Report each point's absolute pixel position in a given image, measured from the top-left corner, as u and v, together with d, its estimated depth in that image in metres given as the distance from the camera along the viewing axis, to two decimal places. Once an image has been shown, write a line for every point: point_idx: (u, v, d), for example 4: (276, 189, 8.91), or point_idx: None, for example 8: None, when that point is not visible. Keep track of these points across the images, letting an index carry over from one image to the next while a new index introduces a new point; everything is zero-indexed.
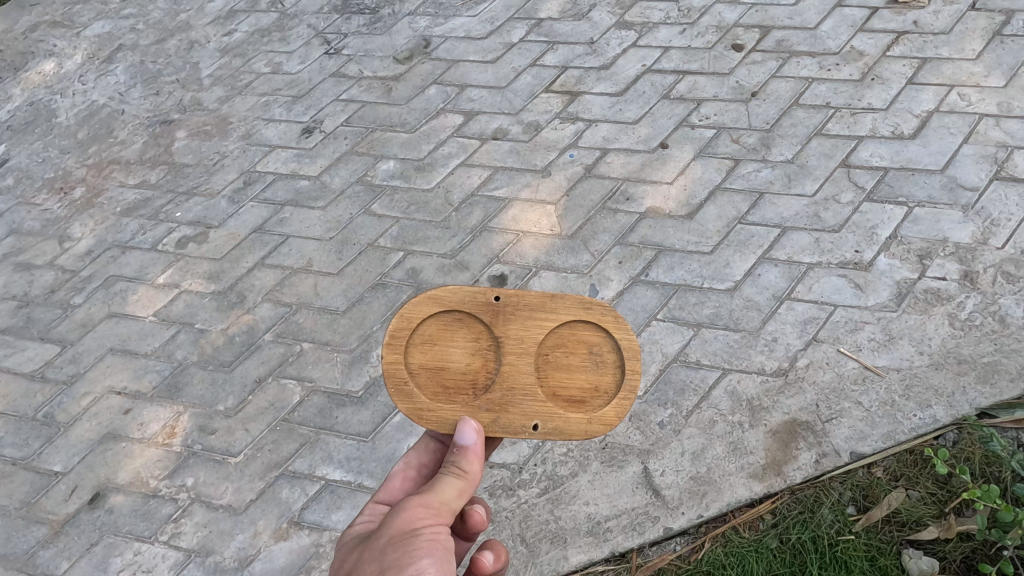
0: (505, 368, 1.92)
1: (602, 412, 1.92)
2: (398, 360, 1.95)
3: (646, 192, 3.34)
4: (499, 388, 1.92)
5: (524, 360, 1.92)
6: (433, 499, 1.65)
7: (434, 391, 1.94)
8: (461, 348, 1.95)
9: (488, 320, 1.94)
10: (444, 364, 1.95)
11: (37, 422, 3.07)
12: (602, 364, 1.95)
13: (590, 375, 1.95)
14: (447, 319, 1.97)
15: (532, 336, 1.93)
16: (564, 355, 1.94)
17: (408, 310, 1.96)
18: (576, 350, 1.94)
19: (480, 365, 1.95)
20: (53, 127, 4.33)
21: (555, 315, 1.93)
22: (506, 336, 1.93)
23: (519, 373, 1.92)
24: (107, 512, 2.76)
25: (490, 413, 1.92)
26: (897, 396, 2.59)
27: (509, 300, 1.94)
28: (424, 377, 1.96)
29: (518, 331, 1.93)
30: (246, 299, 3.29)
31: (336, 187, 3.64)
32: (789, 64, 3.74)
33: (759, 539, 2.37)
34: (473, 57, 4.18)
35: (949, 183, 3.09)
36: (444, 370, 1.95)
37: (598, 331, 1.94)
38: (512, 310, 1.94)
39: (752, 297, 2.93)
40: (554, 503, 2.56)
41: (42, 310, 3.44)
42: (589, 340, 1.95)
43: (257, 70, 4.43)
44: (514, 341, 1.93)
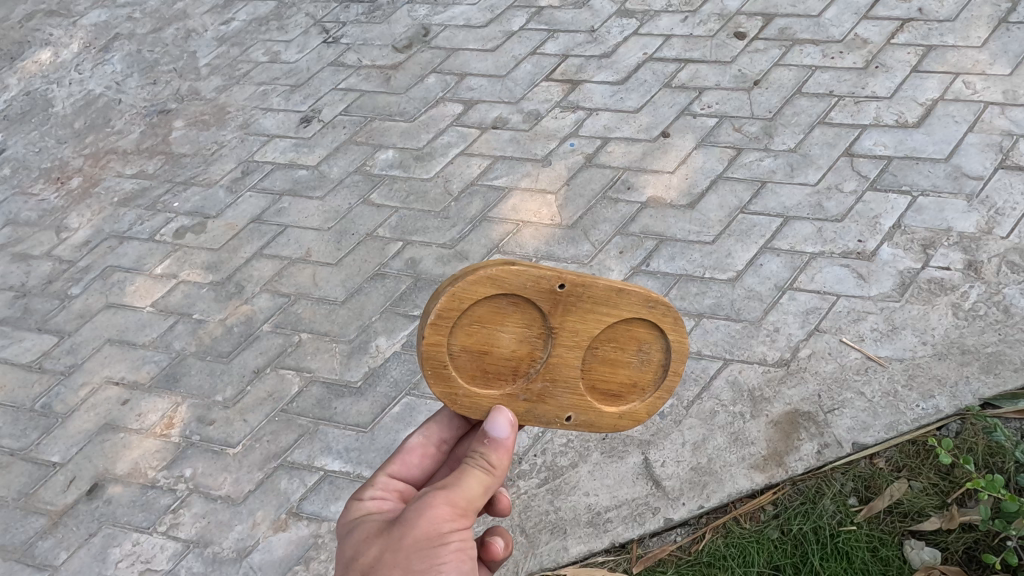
0: (554, 359, 1.62)
1: (634, 408, 1.75)
2: (439, 342, 1.55)
3: (647, 181, 3.31)
4: (541, 378, 1.64)
5: (576, 355, 1.63)
6: (462, 501, 1.52)
7: (474, 377, 1.62)
8: (513, 334, 1.58)
9: (553, 306, 1.56)
10: (489, 347, 1.59)
11: (35, 413, 3.06)
12: (653, 365, 1.71)
13: (632, 371, 1.71)
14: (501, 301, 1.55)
15: (592, 330, 1.61)
16: (612, 349, 1.66)
17: (459, 288, 1.50)
18: (625, 344, 1.67)
19: (528, 353, 1.61)
20: (50, 117, 4.29)
21: (620, 307, 1.60)
22: (562, 324, 1.59)
23: (566, 366, 1.64)
24: (106, 503, 2.75)
25: (525, 405, 1.66)
26: (900, 386, 2.57)
27: (581, 286, 1.56)
28: (464, 360, 1.59)
29: (579, 324, 1.60)
30: (245, 290, 3.27)
31: (335, 177, 3.62)
32: (793, 52, 3.70)
33: (760, 530, 2.36)
34: (473, 45, 4.13)
35: (954, 172, 3.05)
36: (489, 355, 1.60)
37: (655, 330, 1.66)
38: (577, 297, 1.56)
39: (753, 288, 2.91)
40: (554, 494, 2.55)
41: (40, 300, 3.43)
42: (642, 337, 1.67)
43: (255, 59, 4.39)
44: (573, 332, 1.61)
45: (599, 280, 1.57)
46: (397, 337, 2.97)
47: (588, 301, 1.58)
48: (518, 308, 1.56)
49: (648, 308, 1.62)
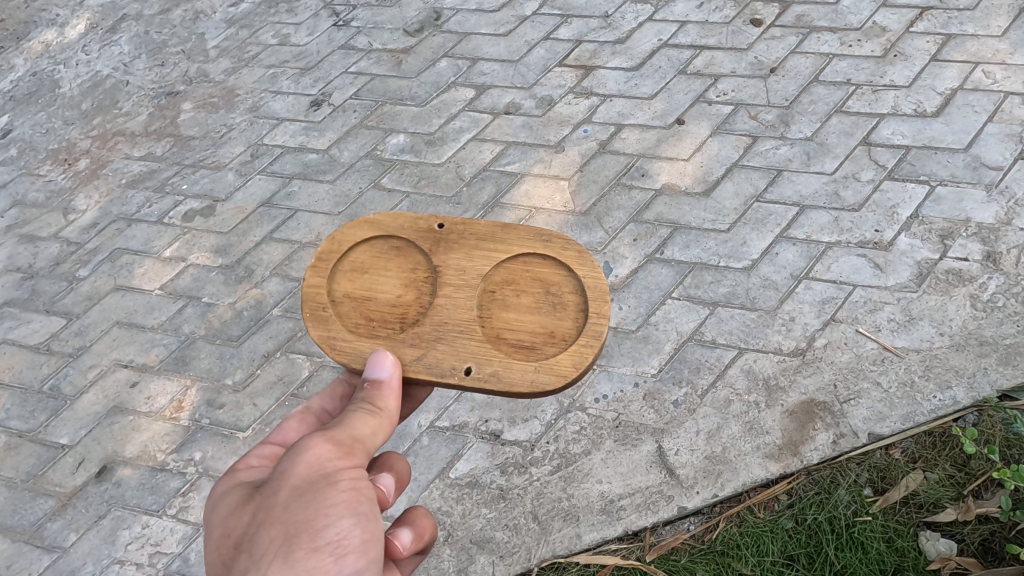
0: (442, 300, 1.79)
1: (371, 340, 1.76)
2: (320, 284, 1.85)
3: (661, 168, 3.28)
4: (430, 324, 1.76)
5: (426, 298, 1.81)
6: (347, 438, 1.54)
7: (364, 254, 1.91)
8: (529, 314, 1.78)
9: (475, 348, 1.72)
10: (373, 295, 1.84)
11: (43, 395, 3.04)
12: (539, 252, 1.83)
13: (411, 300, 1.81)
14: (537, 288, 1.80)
15: (477, 268, 1.83)
16: (496, 297, 1.80)
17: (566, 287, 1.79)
18: (529, 292, 1.80)
19: (413, 298, 1.82)
20: (56, 98, 4.24)
21: (544, 343, 1.73)
22: (474, 335, 1.75)
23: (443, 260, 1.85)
24: (115, 485, 2.74)
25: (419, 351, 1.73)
26: (917, 376, 2.55)
27: (522, 357, 1.72)
28: (346, 308, 1.83)
29: (489, 330, 1.76)
30: (254, 274, 3.25)
31: (345, 161, 3.58)
32: (810, 39, 3.65)
33: (774, 519, 2.35)
34: (485, 29, 4.08)
35: (973, 162, 3.02)
36: (398, 301, 1.82)
37: (556, 269, 1.83)
38: (518, 371, 1.70)
39: (769, 276, 2.88)
40: (567, 481, 2.53)
41: (47, 282, 3.40)
42: (532, 299, 1.80)
43: (264, 42, 4.34)
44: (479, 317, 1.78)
45: (574, 377, 1.67)
46: None
47: (469, 241, 1.87)
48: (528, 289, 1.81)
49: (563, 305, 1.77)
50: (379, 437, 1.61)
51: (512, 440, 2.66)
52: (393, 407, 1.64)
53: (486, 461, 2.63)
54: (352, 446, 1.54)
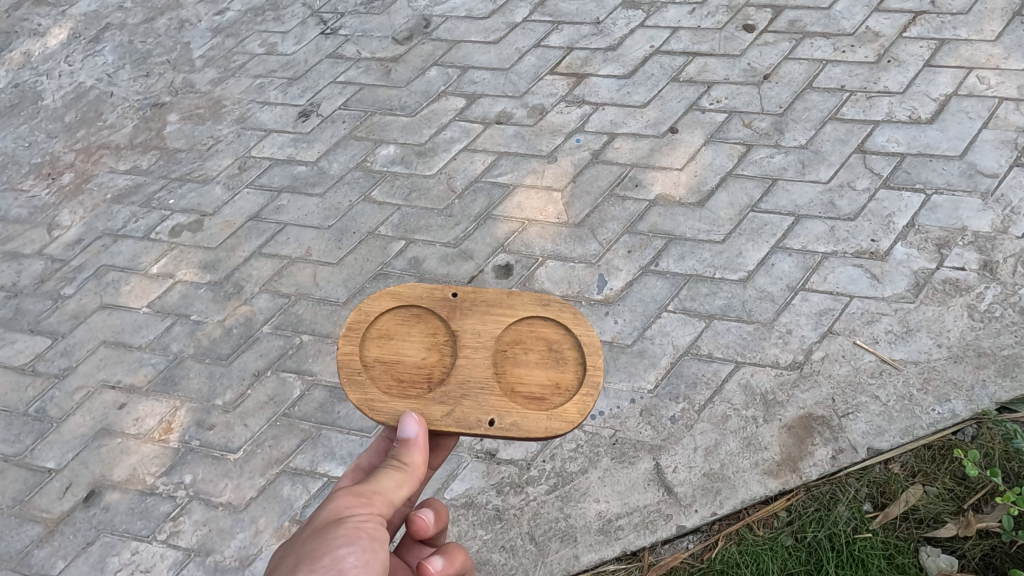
0: (462, 360, 1.84)
1: (388, 393, 1.83)
2: (352, 352, 1.88)
3: (655, 178, 3.24)
4: (455, 381, 1.82)
5: (433, 351, 1.88)
6: (366, 489, 1.60)
7: (388, 323, 1.93)
8: (547, 360, 1.86)
9: (495, 402, 1.79)
10: (400, 358, 1.88)
11: (28, 417, 2.98)
12: (541, 314, 1.89)
13: (427, 360, 1.87)
14: (547, 340, 1.88)
15: (490, 332, 1.87)
16: (522, 353, 1.87)
17: (577, 336, 1.87)
18: (534, 348, 1.87)
19: (437, 360, 1.87)
20: (39, 110, 4.16)
21: (549, 390, 1.82)
22: (490, 386, 1.81)
23: (459, 320, 1.89)
24: (103, 510, 2.69)
25: (443, 407, 1.80)
26: (915, 390, 2.54)
27: (535, 409, 1.79)
28: (378, 371, 1.87)
29: (506, 385, 1.82)
30: (244, 290, 3.19)
31: (335, 173, 3.53)
32: (803, 45, 3.61)
33: (774, 537, 2.34)
34: (475, 37, 4.03)
35: (968, 169, 2.99)
36: (424, 361, 1.87)
37: (557, 327, 1.89)
38: (535, 423, 1.78)
39: (765, 288, 2.85)
40: (564, 500, 2.50)
41: (32, 301, 3.33)
42: (543, 342, 1.88)
43: (251, 51, 4.27)
44: (491, 367, 1.83)
45: (580, 420, 1.78)
46: None
47: (481, 306, 1.91)
48: (541, 341, 1.88)
49: (569, 352, 1.87)
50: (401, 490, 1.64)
51: (508, 459, 2.62)
52: (419, 464, 1.71)
53: (482, 481, 2.58)
54: (370, 496, 1.59)
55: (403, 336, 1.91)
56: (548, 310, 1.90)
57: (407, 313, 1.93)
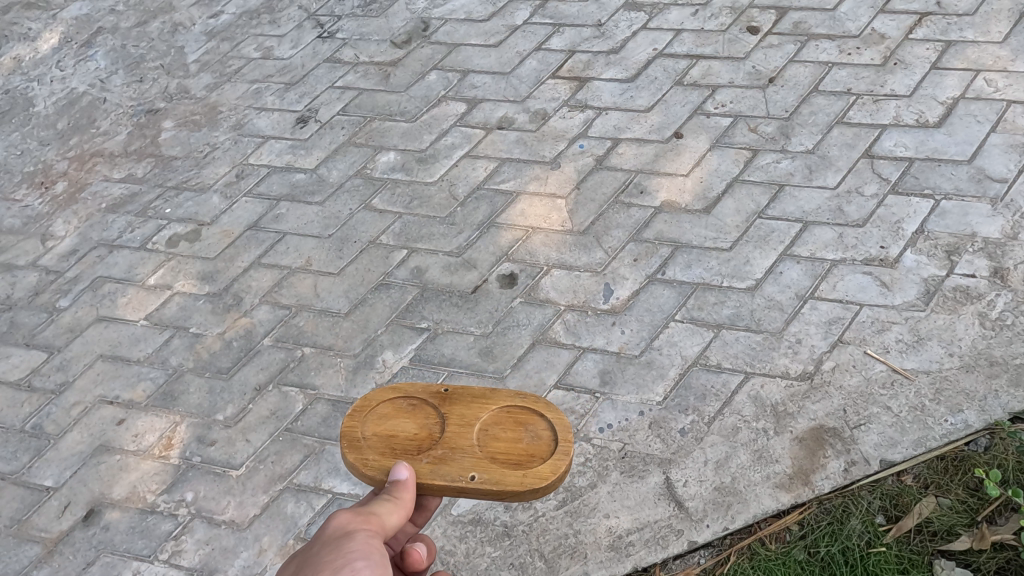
0: (449, 433, 1.79)
1: (376, 460, 1.77)
2: (348, 425, 1.84)
3: (660, 185, 3.20)
4: (440, 448, 1.77)
5: (422, 425, 1.83)
6: (366, 509, 1.64)
7: (386, 407, 1.89)
8: (525, 436, 1.80)
9: (476, 461, 1.75)
10: (391, 432, 1.83)
11: (25, 434, 2.92)
12: (522, 398, 1.86)
13: (415, 433, 1.82)
14: (526, 417, 1.83)
15: (475, 412, 1.84)
16: (502, 428, 1.81)
17: (552, 416, 1.82)
18: (514, 426, 1.81)
19: (424, 432, 1.82)
20: (31, 117, 4.08)
21: (528, 458, 1.76)
22: (474, 456, 1.76)
23: (448, 402, 1.86)
24: (103, 530, 2.64)
25: (429, 467, 1.74)
26: (927, 400, 2.51)
27: (515, 475, 1.72)
28: (370, 442, 1.82)
29: (487, 451, 1.77)
30: (243, 301, 3.14)
31: (334, 181, 3.47)
32: (808, 47, 3.57)
33: (786, 552, 2.31)
34: (475, 40, 3.97)
35: (977, 174, 2.96)
36: (415, 434, 1.82)
37: (536, 411, 1.85)
38: (513, 484, 1.71)
39: (774, 296, 2.81)
40: (573, 516, 2.46)
41: (26, 314, 3.26)
42: (523, 420, 1.83)
43: (247, 55, 4.20)
44: (474, 441, 1.78)
45: (555, 482, 1.71)
46: (404, 351, 2.88)
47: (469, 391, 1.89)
48: (519, 419, 1.83)
49: (545, 429, 1.81)
50: (397, 515, 1.65)
51: None
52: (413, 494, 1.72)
53: (489, 496, 2.54)
54: (371, 515, 1.63)
55: (399, 413, 1.87)
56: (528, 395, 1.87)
57: (403, 394, 1.90)
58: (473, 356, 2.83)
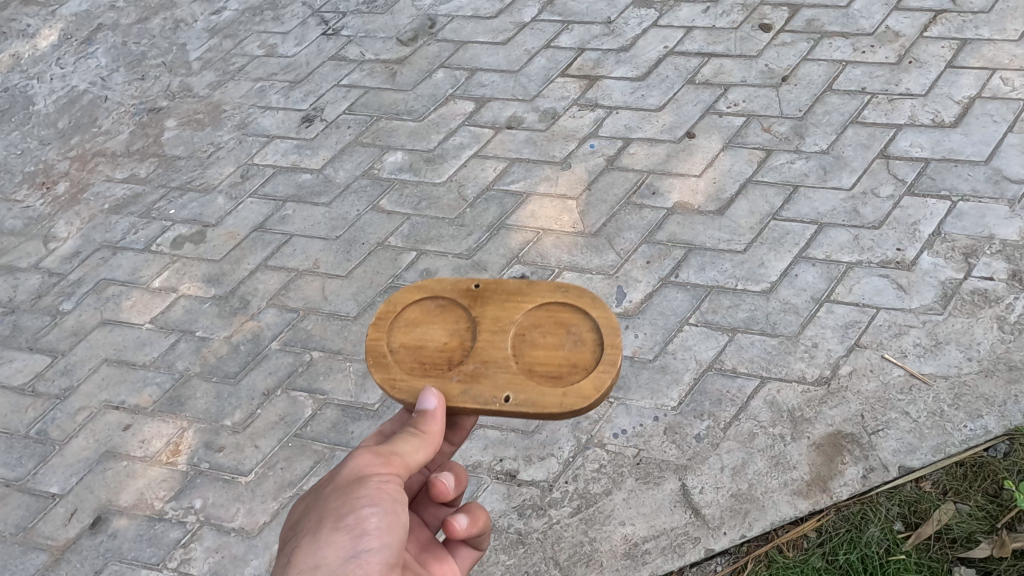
0: (482, 344, 1.72)
1: (409, 376, 1.72)
2: (377, 337, 1.79)
3: (672, 185, 3.15)
4: (472, 361, 1.71)
5: (454, 337, 1.76)
6: (387, 450, 1.60)
7: (415, 311, 1.83)
8: (564, 343, 1.71)
9: (511, 376, 1.67)
10: (422, 343, 1.77)
11: (29, 440, 2.88)
12: (560, 297, 1.76)
13: (448, 344, 1.75)
14: (565, 322, 1.74)
15: (509, 316, 1.76)
16: (540, 334, 1.73)
17: (595, 317, 1.72)
18: (552, 330, 1.73)
19: (457, 342, 1.75)
20: (30, 116, 4.01)
21: (568, 367, 1.68)
22: (509, 367, 1.69)
23: (478, 304, 1.78)
24: (110, 538, 2.60)
25: (461, 386, 1.68)
26: (946, 405, 2.48)
27: (553, 387, 1.65)
28: (401, 355, 1.76)
29: (523, 364, 1.69)
30: (250, 305, 3.09)
31: (341, 181, 3.42)
32: (821, 45, 3.52)
33: (805, 559, 2.28)
34: (483, 38, 3.91)
35: (994, 175, 2.92)
36: (444, 347, 1.75)
37: (576, 311, 1.75)
38: (551, 403, 1.64)
39: (789, 300, 2.78)
40: (588, 523, 2.43)
41: (29, 317, 3.22)
42: (562, 323, 1.74)
43: (250, 53, 4.14)
44: (509, 350, 1.71)
45: (598, 399, 1.63)
46: None
47: (502, 291, 1.80)
48: (557, 323, 1.74)
49: (586, 334, 1.71)
50: (420, 454, 1.61)
51: (528, 480, 2.53)
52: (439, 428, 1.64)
53: (503, 503, 2.50)
54: (391, 457, 1.59)
55: (426, 322, 1.80)
56: (567, 292, 1.76)
57: (430, 299, 1.83)
58: None
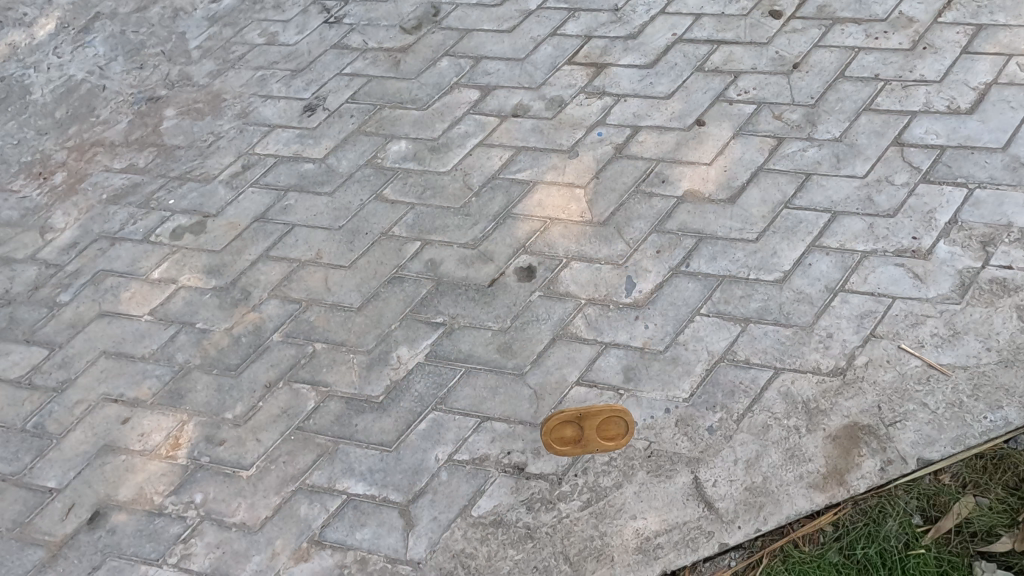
0: (588, 437, 2.42)
1: (551, 441, 2.45)
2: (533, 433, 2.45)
3: (682, 174, 3.09)
4: (585, 441, 2.43)
5: (577, 419, 2.40)
6: None
7: (550, 423, 2.43)
8: (622, 425, 2.42)
9: (601, 444, 2.43)
10: (562, 430, 2.43)
11: (25, 434, 2.81)
12: (619, 415, 2.40)
13: (570, 433, 2.44)
14: (623, 422, 2.42)
15: (595, 425, 2.41)
16: (610, 425, 2.42)
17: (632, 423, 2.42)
18: (613, 427, 2.42)
19: (569, 429, 2.43)
20: (27, 105, 3.94)
21: (623, 436, 2.44)
22: (600, 439, 2.44)
23: (592, 415, 2.39)
24: (109, 533, 2.54)
25: (576, 446, 2.45)
26: (965, 396, 2.42)
27: (616, 445, 2.44)
28: (547, 437, 2.45)
29: (601, 434, 2.43)
30: (251, 296, 3.03)
31: (344, 171, 3.35)
32: (833, 32, 3.46)
33: (821, 554, 2.23)
34: (487, 26, 3.85)
35: (1012, 162, 2.86)
36: (573, 430, 2.43)
37: (622, 414, 2.40)
38: (609, 437, 2.44)
39: (803, 289, 2.72)
40: (598, 518, 2.37)
41: (26, 309, 3.15)
42: (619, 422, 2.42)
43: (251, 41, 4.07)
44: (599, 433, 2.43)
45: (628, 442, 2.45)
46: (420, 346, 2.80)
47: (596, 421, 2.41)
48: (621, 422, 2.42)
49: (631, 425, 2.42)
50: None
51: (537, 473, 2.47)
52: None
53: (511, 497, 2.44)
54: None
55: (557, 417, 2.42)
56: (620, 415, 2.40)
57: (551, 420, 2.42)
58: (491, 353, 2.74)
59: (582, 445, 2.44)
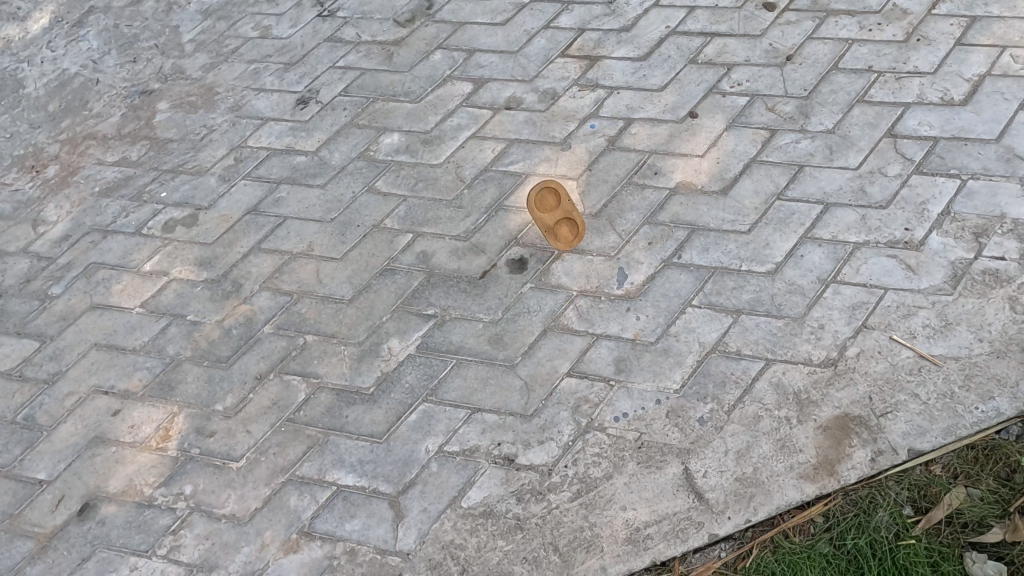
0: (563, 228, 2.89)
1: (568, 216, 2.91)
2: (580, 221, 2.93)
3: (674, 166, 3.08)
4: (564, 212, 2.88)
5: (563, 229, 2.89)
6: None
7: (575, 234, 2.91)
8: (551, 228, 2.87)
9: (547, 215, 2.87)
10: (572, 223, 2.91)
11: (16, 426, 2.81)
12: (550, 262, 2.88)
13: (565, 229, 2.90)
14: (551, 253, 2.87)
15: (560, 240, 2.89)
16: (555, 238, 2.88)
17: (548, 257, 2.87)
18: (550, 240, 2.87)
19: (569, 221, 2.91)
20: (20, 99, 3.94)
21: (537, 214, 2.88)
22: (546, 212, 2.87)
23: (562, 230, 2.88)
24: (98, 525, 2.53)
25: (560, 199, 2.89)
26: (957, 387, 2.41)
27: (534, 204, 2.87)
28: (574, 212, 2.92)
29: (555, 223, 2.88)
30: (243, 288, 3.02)
31: (336, 163, 3.35)
32: (827, 24, 3.45)
33: (811, 545, 2.22)
34: (481, 19, 3.84)
35: (1006, 153, 2.85)
36: (555, 215, 2.88)
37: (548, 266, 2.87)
38: (545, 197, 2.88)
39: (795, 281, 2.71)
40: (588, 508, 2.36)
41: (17, 301, 3.15)
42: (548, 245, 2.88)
43: (244, 35, 4.07)
44: (545, 219, 2.87)
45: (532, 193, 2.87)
46: (411, 338, 2.79)
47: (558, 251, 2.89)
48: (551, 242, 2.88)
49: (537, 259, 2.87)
50: None
51: (527, 464, 2.46)
52: None
53: (501, 488, 2.43)
54: None
55: (566, 233, 2.89)
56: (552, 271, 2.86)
57: (563, 237, 2.90)
58: (482, 344, 2.73)
59: (557, 208, 2.88)
